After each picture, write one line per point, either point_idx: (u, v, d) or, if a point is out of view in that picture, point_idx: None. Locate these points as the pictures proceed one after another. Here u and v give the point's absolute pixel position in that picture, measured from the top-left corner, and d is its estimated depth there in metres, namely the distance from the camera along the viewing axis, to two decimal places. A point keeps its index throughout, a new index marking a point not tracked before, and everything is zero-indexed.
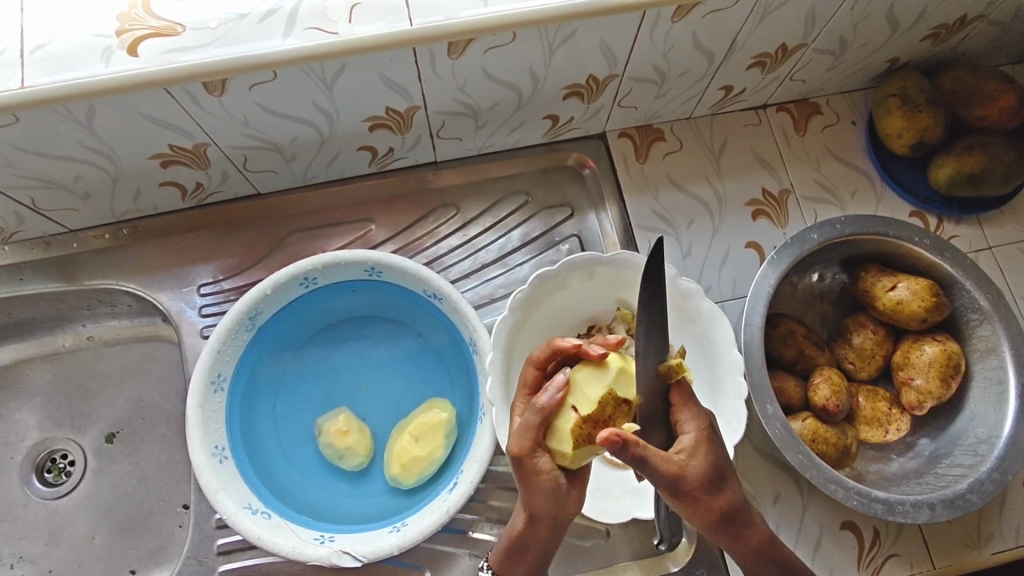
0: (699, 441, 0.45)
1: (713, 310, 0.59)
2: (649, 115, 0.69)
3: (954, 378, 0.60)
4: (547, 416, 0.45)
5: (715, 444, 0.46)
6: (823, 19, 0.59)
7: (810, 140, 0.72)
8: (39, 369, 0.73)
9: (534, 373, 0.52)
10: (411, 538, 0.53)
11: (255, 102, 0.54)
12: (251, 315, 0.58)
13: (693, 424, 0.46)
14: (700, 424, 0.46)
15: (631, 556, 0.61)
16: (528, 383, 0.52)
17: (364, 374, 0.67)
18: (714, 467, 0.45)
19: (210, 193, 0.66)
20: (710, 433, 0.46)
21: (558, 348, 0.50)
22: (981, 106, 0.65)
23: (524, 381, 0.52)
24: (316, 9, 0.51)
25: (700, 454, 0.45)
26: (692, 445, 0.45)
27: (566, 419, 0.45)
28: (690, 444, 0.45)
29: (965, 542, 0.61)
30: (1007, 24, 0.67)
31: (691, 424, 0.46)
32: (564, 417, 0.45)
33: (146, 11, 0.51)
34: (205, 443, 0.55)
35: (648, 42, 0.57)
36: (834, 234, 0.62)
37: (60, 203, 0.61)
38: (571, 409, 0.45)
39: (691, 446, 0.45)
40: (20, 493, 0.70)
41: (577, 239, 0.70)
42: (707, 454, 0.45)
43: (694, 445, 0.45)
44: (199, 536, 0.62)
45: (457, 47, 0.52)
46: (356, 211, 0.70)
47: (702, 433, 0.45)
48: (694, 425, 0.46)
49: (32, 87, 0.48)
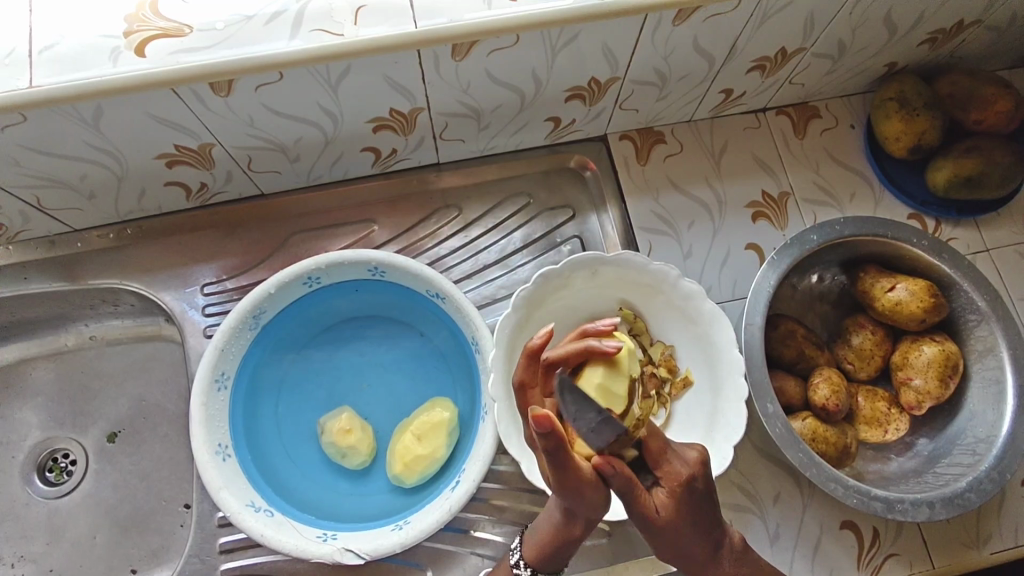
0: (673, 496, 0.42)
1: (714, 310, 0.59)
2: (649, 117, 0.70)
3: (952, 378, 0.60)
4: (558, 452, 0.39)
5: (692, 499, 0.43)
6: (822, 23, 0.60)
7: (809, 143, 0.73)
8: (41, 368, 0.74)
9: (535, 396, 0.48)
10: (413, 536, 0.53)
11: (261, 103, 0.55)
12: (255, 314, 0.59)
13: (670, 478, 0.42)
14: (681, 480, 0.43)
15: (632, 556, 0.61)
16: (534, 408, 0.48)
17: (366, 373, 0.68)
18: (687, 519, 0.43)
19: (213, 193, 0.66)
20: (691, 487, 0.43)
21: (535, 352, 0.47)
22: (978, 109, 0.66)
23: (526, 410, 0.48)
24: (323, 11, 0.52)
25: (673, 507, 0.42)
26: (664, 501, 0.42)
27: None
28: (663, 498, 0.42)
29: (963, 541, 0.61)
30: (1003, 30, 0.68)
31: (669, 479, 0.42)
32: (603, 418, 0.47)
33: (154, 12, 0.51)
34: (209, 441, 0.55)
35: (649, 46, 0.58)
36: (834, 235, 0.63)
37: (65, 202, 0.61)
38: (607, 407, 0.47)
39: (663, 501, 0.42)
40: (22, 492, 0.70)
41: (578, 240, 0.71)
42: (679, 509, 0.43)
43: (665, 501, 0.42)
44: (201, 534, 0.62)
45: (461, 48, 0.53)
46: (359, 211, 0.70)
47: (678, 490, 0.42)
48: (673, 480, 0.42)
49: (40, 86, 0.48)
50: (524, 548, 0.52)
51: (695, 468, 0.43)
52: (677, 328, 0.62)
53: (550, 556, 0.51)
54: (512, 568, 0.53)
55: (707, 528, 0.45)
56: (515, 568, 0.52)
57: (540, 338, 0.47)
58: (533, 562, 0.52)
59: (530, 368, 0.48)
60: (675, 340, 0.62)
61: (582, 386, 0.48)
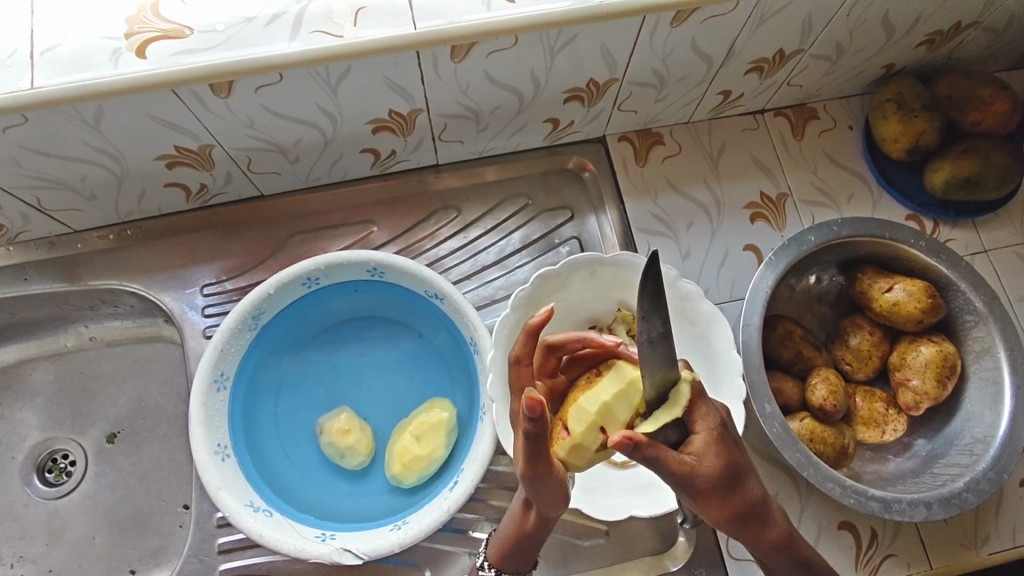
0: (712, 441, 0.41)
1: (712, 312, 0.59)
2: (648, 119, 0.70)
3: (949, 379, 0.60)
4: (539, 439, 0.38)
5: (728, 444, 0.42)
6: (819, 25, 0.60)
7: (807, 144, 0.73)
8: (41, 369, 0.74)
9: (524, 372, 0.47)
10: (411, 536, 0.54)
11: (261, 105, 0.55)
12: (254, 315, 0.59)
13: (705, 422, 0.41)
14: (715, 423, 0.41)
15: (630, 556, 0.61)
16: (523, 386, 0.47)
17: (364, 373, 0.68)
18: (727, 468, 0.41)
19: (213, 194, 0.67)
20: (724, 432, 0.42)
21: (535, 330, 0.46)
22: (976, 111, 0.66)
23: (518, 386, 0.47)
24: (323, 13, 0.52)
25: (713, 456, 0.41)
26: (703, 449, 0.40)
27: (593, 438, 0.42)
28: (701, 446, 0.41)
29: (961, 542, 0.61)
30: (1001, 31, 0.68)
31: (702, 423, 0.41)
32: (591, 436, 0.42)
33: (155, 14, 0.52)
34: (208, 441, 0.55)
35: (647, 47, 0.58)
36: (831, 236, 0.63)
37: (66, 203, 0.62)
38: (600, 428, 0.42)
39: (702, 449, 0.40)
40: (21, 492, 0.70)
41: (577, 241, 0.71)
42: (720, 454, 0.41)
43: (705, 448, 0.41)
44: (200, 534, 0.62)
45: (460, 50, 0.53)
46: (358, 212, 0.71)
47: (714, 435, 0.41)
48: (707, 424, 0.41)
49: (41, 88, 0.48)
50: (490, 548, 0.54)
51: (724, 414, 0.43)
52: (674, 328, 0.61)
53: (513, 555, 0.52)
54: (478, 570, 0.54)
55: (748, 474, 0.43)
56: (481, 570, 0.54)
57: (541, 317, 0.47)
58: (498, 563, 0.53)
59: (527, 346, 0.47)
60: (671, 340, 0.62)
61: (589, 395, 0.44)
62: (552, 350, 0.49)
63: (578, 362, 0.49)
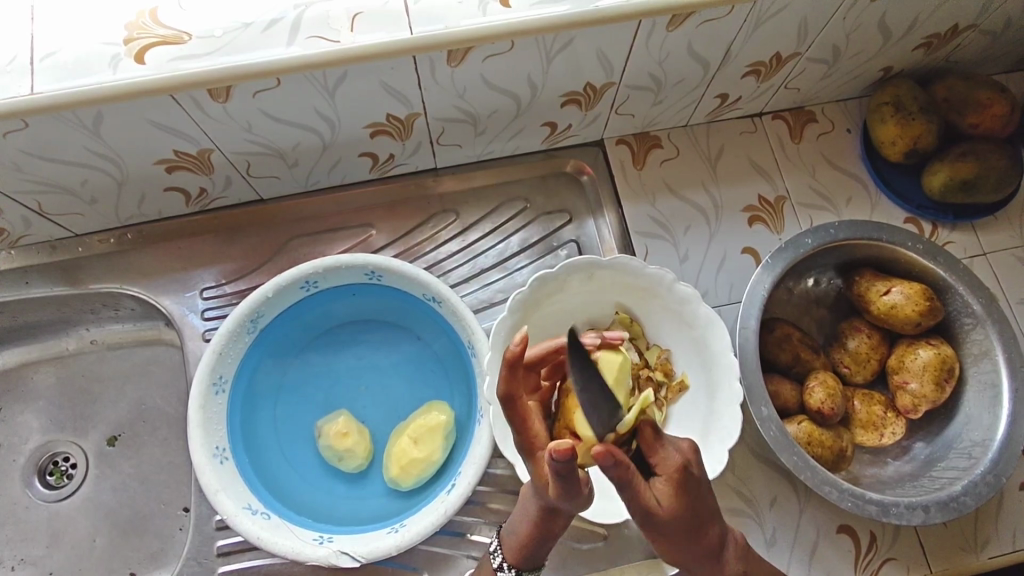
0: (673, 483, 0.41)
1: (710, 317, 0.59)
2: (646, 123, 0.70)
3: (947, 382, 0.60)
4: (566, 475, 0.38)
5: (691, 486, 0.42)
6: (816, 28, 0.60)
7: (805, 147, 0.73)
8: (43, 371, 0.74)
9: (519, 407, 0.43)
10: (408, 540, 0.54)
11: (260, 110, 0.55)
12: (253, 318, 0.59)
13: (667, 466, 0.41)
14: (677, 466, 0.41)
15: (628, 559, 0.61)
16: (527, 418, 0.44)
17: (364, 377, 0.68)
18: (687, 509, 0.41)
19: (213, 198, 0.67)
20: (687, 473, 0.41)
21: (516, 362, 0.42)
22: (974, 113, 0.66)
23: (512, 420, 0.44)
24: (320, 18, 0.52)
25: (674, 497, 0.41)
26: (664, 490, 0.40)
27: None
28: (662, 488, 0.41)
29: (960, 545, 0.61)
30: (999, 33, 0.68)
31: (664, 467, 0.41)
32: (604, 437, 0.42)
33: (154, 21, 0.52)
34: (206, 444, 0.55)
35: (644, 52, 0.58)
36: (828, 239, 0.63)
37: (66, 207, 0.62)
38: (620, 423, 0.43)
39: (663, 490, 0.41)
40: (22, 495, 0.71)
41: (575, 244, 0.71)
42: (682, 496, 0.41)
43: (665, 490, 0.41)
44: (199, 537, 0.62)
45: (456, 55, 0.53)
46: (357, 216, 0.71)
47: (675, 478, 0.41)
48: (670, 467, 0.41)
49: (40, 94, 0.49)
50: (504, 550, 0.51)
51: (686, 453, 0.42)
52: (673, 330, 0.62)
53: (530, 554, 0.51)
54: (496, 571, 0.52)
55: (709, 514, 0.43)
56: (499, 571, 0.51)
57: (520, 343, 0.42)
58: (516, 563, 0.51)
59: (513, 380, 0.42)
60: (670, 343, 0.62)
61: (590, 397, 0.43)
62: (530, 367, 0.49)
63: (559, 367, 0.50)
